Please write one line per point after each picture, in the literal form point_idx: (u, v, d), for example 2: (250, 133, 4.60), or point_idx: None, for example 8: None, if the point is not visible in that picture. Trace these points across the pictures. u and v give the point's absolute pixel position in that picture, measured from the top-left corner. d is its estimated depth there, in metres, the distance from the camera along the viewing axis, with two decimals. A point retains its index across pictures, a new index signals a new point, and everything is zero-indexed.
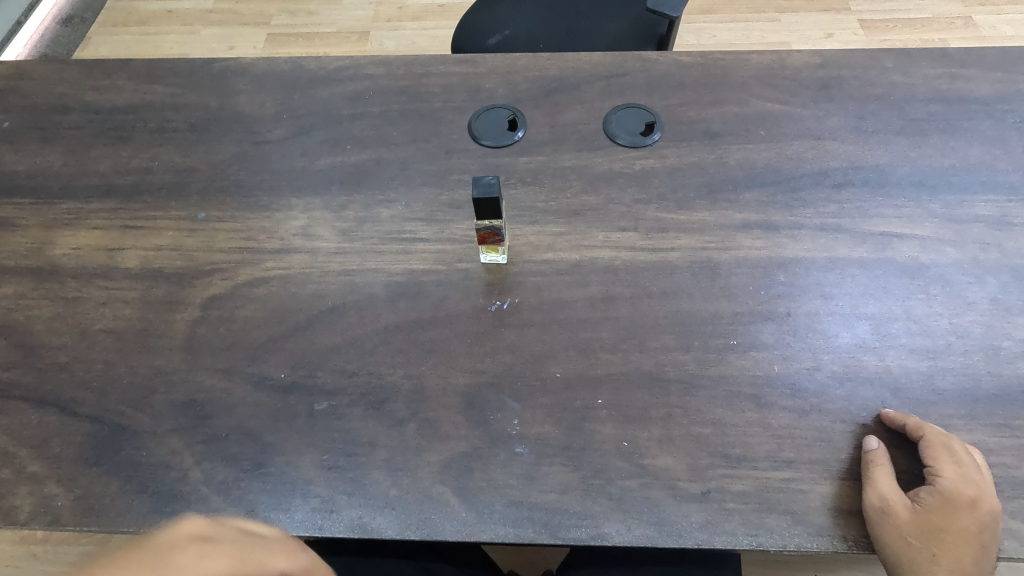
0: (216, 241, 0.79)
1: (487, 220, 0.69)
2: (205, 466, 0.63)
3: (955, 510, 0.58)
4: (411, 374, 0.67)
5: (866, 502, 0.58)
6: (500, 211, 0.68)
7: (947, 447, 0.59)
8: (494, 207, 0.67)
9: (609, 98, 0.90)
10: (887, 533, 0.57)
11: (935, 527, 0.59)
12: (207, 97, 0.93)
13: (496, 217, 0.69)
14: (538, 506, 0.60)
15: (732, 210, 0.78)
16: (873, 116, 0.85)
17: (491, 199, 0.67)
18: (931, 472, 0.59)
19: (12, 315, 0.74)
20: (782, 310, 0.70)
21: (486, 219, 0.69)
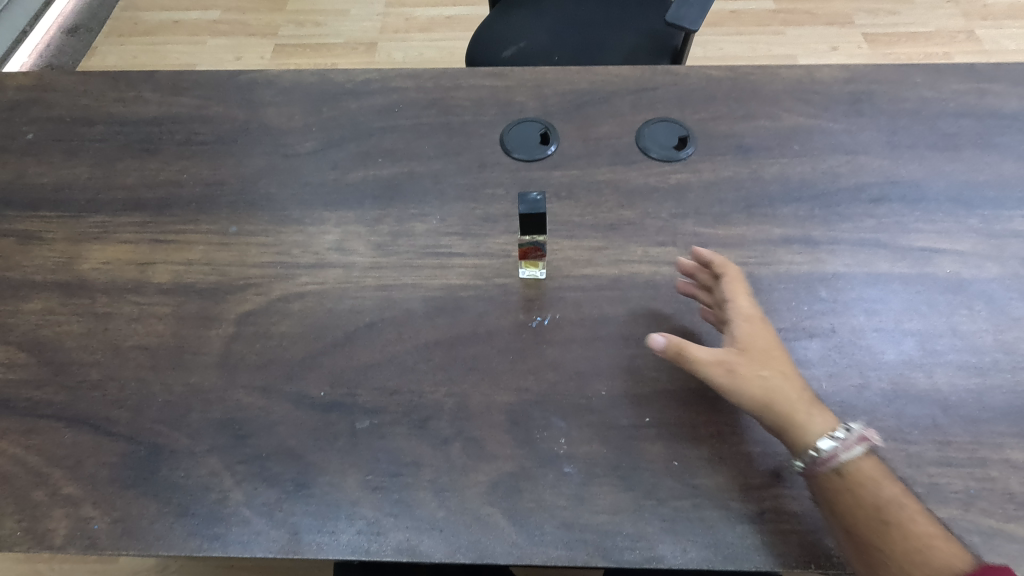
0: (249, 255, 0.78)
1: (530, 237, 0.69)
2: (246, 488, 0.61)
3: (760, 330, 0.64)
4: (454, 393, 0.66)
5: (702, 362, 0.62)
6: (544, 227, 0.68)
7: (741, 283, 0.68)
8: (539, 223, 0.67)
9: (641, 112, 0.90)
10: (732, 376, 0.61)
11: (759, 345, 0.63)
12: (234, 109, 0.92)
13: (539, 233, 0.68)
14: (590, 528, 0.58)
15: (771, 225, 0.78)
16: (905, 131, 0.86)
17: (536, 215, 0.67)
18: (729, 308, 0.66)
19: (41, 332, 0.72)
20: (826, 326, 0.69)
21: (529, 235, 0.69)
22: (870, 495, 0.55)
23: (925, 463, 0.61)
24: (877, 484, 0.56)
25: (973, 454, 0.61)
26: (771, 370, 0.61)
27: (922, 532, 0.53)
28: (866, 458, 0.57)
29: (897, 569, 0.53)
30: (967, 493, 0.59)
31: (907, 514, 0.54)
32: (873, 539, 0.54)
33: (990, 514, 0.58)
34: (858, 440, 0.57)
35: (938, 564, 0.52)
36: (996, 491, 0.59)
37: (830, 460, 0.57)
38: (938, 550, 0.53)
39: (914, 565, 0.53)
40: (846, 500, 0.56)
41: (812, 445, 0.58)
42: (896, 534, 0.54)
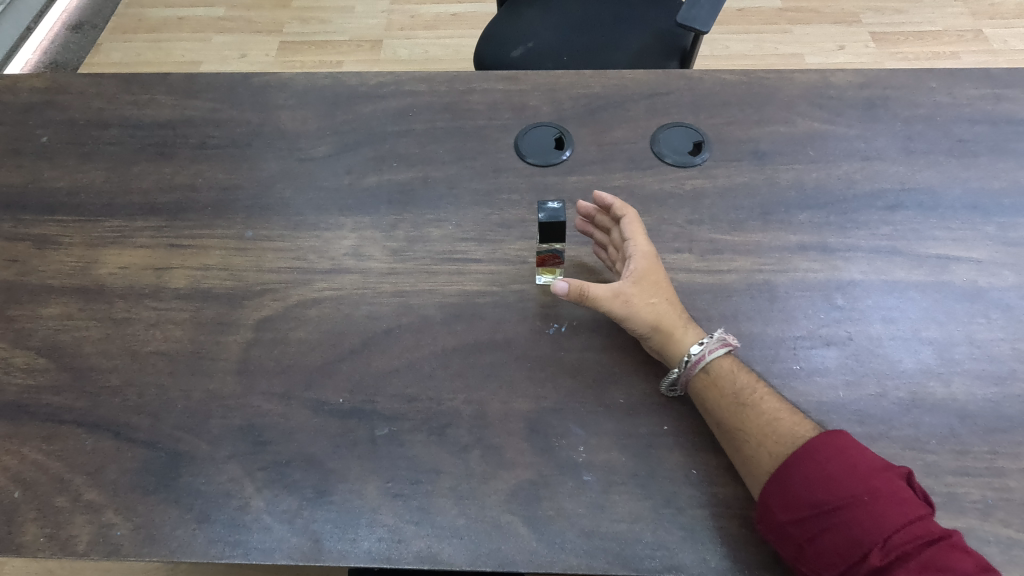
0: (265, 261, 0.78)
1: (547, 243, 0.69)
2: (267, 495, 0.62)
3: (650, 265, 0.70)
4: (472, 400, 0.67)
5: (604, 296, 0.67)
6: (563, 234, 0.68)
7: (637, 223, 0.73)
8: (558, 231, 0.67)
9: (655, 117, 0.89)
10: (629, 306, 0.67)
11: (650, 276, 0.69)
12: (247, 112, 0.92)
13: (557, 240, 0.68)
14: (610, 536, 0.59)
15: (787, 232, 0.78)
16: (920, 136, 0.85)
17: (555, 223, 0.67)
18: (628, 247, 0.71)
19: (60, 337, 0.72)
20: (843, 334, 0.69)
21: (546, 242, 0.69)
22: (730, 384, 0.64)
23: (943, 473, 0.61)
24: (735, 375, 0.64)
25: (991, 464, 0.61)
26: (659, 298, 0.68)
27: (771, 410, 0.62)
28: (726, 357, 0.66)
29: (755, 443, 0.61)
30: (985, 502, 0.59)
31: (758, 397, 0.63)
32: (731, 420, 0.62)
33: (1008, 524, 0.58)
34: (720, 343, 0.66)
35: (782, 434, 0.60)
36: (1014, 501, 0.59)
37: (699, 362, 0.64)
38: (782, 423, 0.61)
39: (766, 438, 0.60)
40: (713, 394, 0.64)
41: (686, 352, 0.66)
42: (750, 414, 0.62)
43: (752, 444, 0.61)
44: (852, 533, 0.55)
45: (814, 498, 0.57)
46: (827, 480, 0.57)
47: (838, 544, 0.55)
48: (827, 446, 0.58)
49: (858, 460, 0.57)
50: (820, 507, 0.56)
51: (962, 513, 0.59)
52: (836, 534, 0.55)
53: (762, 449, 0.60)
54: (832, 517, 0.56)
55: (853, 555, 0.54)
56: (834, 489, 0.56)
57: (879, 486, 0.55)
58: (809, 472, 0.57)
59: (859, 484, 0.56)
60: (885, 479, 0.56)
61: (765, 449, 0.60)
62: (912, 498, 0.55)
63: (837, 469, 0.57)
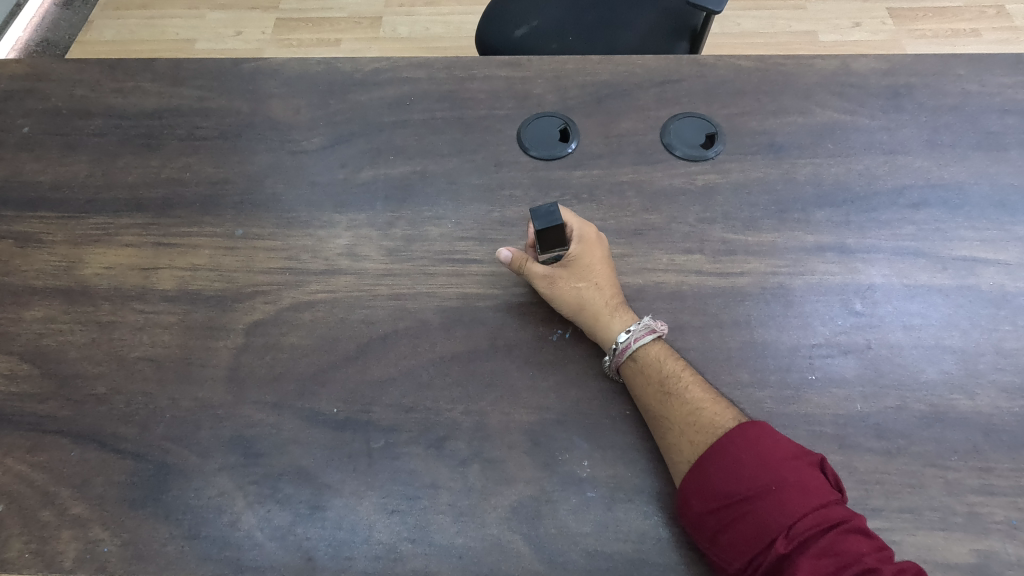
0: (256, 261, 0.74)
1: (551, 250, 0.68)
2: (258, 510, 0.59)
3: (587, 249, 0.68)
4: (471, 411, 0.64)
5: (532, 278, 0.68)
6: (561, 238, 0.66)
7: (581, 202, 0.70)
8: (556, 235, 0.65)
9: (666, 107, 0.85)
10: (555, 288, 0.68)
11: (585, 260, 0.68)
12: (237, 101, 0.88)
13: (558, 244, 0.67)
14: (615, 556, 0.56)
15: (804, 231, 0.74)
16: (947, 128, 0.81)
17: (554, 227, 0.64)
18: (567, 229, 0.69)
19: (43, 341, 0.69)
20: (861, 342, 0.66)
21: (549, 249, 0.68)
22: (656, 372, 0.63)
23: (965, 491, 0.58)
24: (663, 363, 0.64)
25: (1016, 483, 0.58)
26: (589, 283, 0.67)
27: (693, 398, 0.61)
28: (653, 344, 0.65)
29: (677, 431, 0.60)
30: (1008, 523, 0.57)
31: (681, 386, 0.62)
32: (656, 409, 0.61)
33: None
34: (648, 330, 0.65)
35: (705, 423, 0.60)
36: None
37: (626, 350, 0.63)
38: (705, 411, 0.60)
39: (689, 427, 0.60)
40: (639, 382, 0.63)
41: (613, 340, 0.65)
42: (675, 403, 0.61)
43: (674, 432, 0.60)
44: (760, 521, 0.55)
45: (727, 488, 0.57)
46: (739, 468, 0.57)
47: (747, 533, 0.55)
48: (741, 436, 0.58)
49: (769, 449, 0.57)
50: (732, 496, 0.56)
51: (984, 535, 0.56)
52: (746, 523, 0.55)
53: (684, 438, 0.59)
54: (742, 506, 0.56)
55: (760, 543, 0.54)
56: (745, 478, 0.56)
57: (787, 474, 0.55)
58: (723, 462, 0.57)
59: (768, 473, 0.56)
60: (794, 467, 0.56)
61: (688, 438, 0.59)
62: (818, 484, 0.55)
63: (749, 457, 0.57)
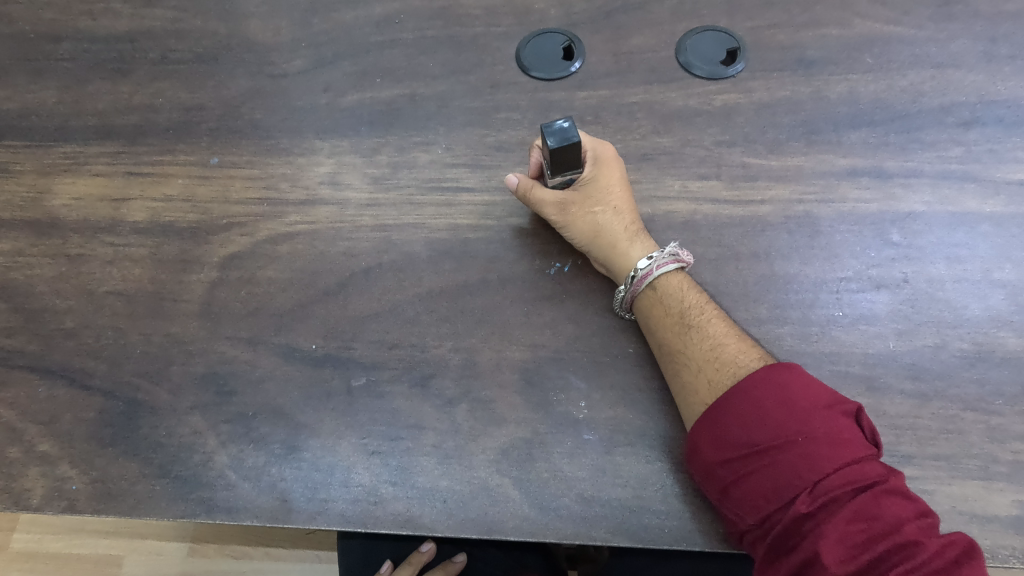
0: (232, 191, 0.69)
1: (562, 173, 0.61)
2: (231, 450, 0.56)
3: (604, 169, 0.62)
4: (460, 348, 0.59)
5: (542, 204, 0.61)
6: (575, 159, 0.59)
7: None
8: (570, 154, 0.58)
9: (682, 20, 0.76)
10: (568, 215, 0.61)
11: (602, 181, 0.62)
12: (213, 21, 0.81)
13: (570, 166, 0.60)
14: (612, 503, 0.52)
15: (835, 154, 0.66)
16: (1006, 38, 0.71)
17: (570, 145, 0.58)
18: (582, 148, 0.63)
19: (10, 275, 0.66)
20: (896, 276, 0.59)
21: (560, 172, 0.61)
22: (676, 304, 0.57)
23: (1010, 438, 0.52)
24: (683, 295, 0.57)
25: None
26: (605, 207, 0.61)
27: (716, 334, 0.55)
28: (675, 275, 0.58)
29: (694, 369, 0.54)
30: None
31: (705, 320, 0.56)
32: (672, 343, 0.55)
33: None
34: (670, 259, 0.58)
35: (726, 361, 0.53)
36: None
37: (644, 279, 0.57)
38: (728, 349, 0.54)
39: (707, 364, 0.53)
40: (656, 314, 0.57)
41: (631, 268, 0.59)
42: (694, 338, 0.55)
43: (691, 371, 0.54)
44: (780, 477, 0.48)
45: (744, 437, 0.50)
46: (759, 417, 0.50)
47: (763, 488, 0.48)
48: (765, 379, 0.51)
49: (798, 396, 0.50)
50: (749, 447, 0.49)
51: None
52: (763, 477, 0.48)
53: (700, 376, 0.53)
54: (761, 459, 0.49)
55: (777, 501, 0.47)
56: (767, 428, 0.49)
57: (818, 426, 0.48)
58: (742, 409, 0.50)
59: (794, 423, 0.49)
60: (825, 417, 0.49)
61: (705, 377, 0.53)
62: (853, 437, 0.48)
63: (773, 405, 0.50)
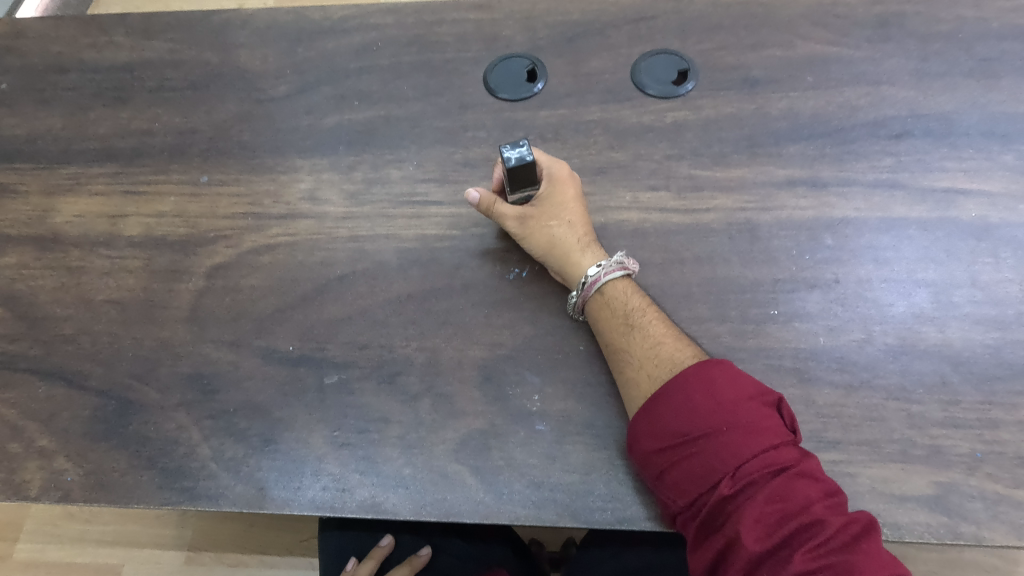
0: (219, 207, 0.75)
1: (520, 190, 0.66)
2: (213, 443, 0.61)
3: (559, 187, 0.67)
4: (424, 347, 0.64)
5: (504, 217, 0.66)
6: (531, 177, 0.64)
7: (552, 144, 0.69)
8: (526, 173, 0.64)
9: (638, 44, 0.82)
10: (527, 228, 0.66)
11: (557, 198, 0.67)
12: (206, 52, 0.88)
13: (527, 183, 0.65)
14: (560, 487, 0.56)
15: (775, 166, 0.71)
16: (937, 56, 0.76)
17: (525, 164, 0.63)
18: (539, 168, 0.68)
19: (16, 286, 0.71)
20: (828, 277, 0.63)
21: (518, 188, 0.67)
22: (621, 307, 0.62)
23: (929, 424, 0.56)
24: (629, 298, 0.62)
25: (984, 415, 0.56)
26: (561, 221, 0.66)
27: (656, 333, 0.59)
28: (622, 280, 0.63)
29: (635, 366, 0.58)
30: (972, 456, 0.54)
31: (647, 321, 0.60)
32: (617, 343, 0.60)
33: (997, 479, 0.53)
34: (618, 266, 0.63)
35: (664, 358, 0.58)
36: (1007, 455, 0.54)
37: (593, 284, 0.62)
38: (666, 347, 0.59)
39: (647, 361, 0.58)
40: (603, 316, 0.61)
41: (583, 275, 0.63)
42: (636, 337, 0.59)
43: (633, 367, 0.58)
44: (707, 463, 0.52)
45: (676, 427, 0.54)
46: (690, 409, 0.54)
47: (692, 474, 0.52)
48: (697, 374, 0.55)
49: (725, 389, 0.54)
50: (681, 437, 0.54)
51: (945, 467, 0.54)
52: (693, 464, 0.53)
53: (641, 371, 0.58)
54: (691, 447, 0.53)
55: (704, 485, 0.52)
56: (697, 419, 0.54)
57: (741, 416, 0.53)
58: (676, 401, 0.55)
59: (721, 414, 0.53)
60: (748, 408, 0.53)
61: (645, 372, 0.58)
62: (772, 426, 0.52)
63: (702, 398, 0.54)
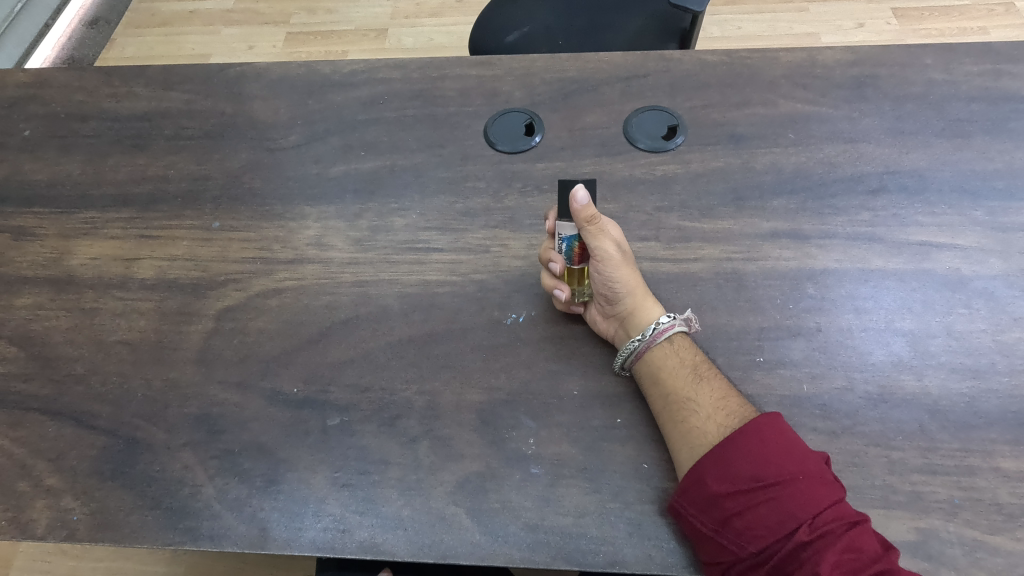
0: (230, 251, 0.78)
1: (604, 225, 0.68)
2: (217, 483, 0.62)
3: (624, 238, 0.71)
4: (425, 390, 0.66)
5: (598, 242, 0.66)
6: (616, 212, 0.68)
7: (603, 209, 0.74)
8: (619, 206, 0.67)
9: (630, 101, 0.86)
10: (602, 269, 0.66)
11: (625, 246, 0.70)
12: (221, 103, 0.92)
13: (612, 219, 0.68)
14: (554, 530, 0.58)
15: (760, 218, 0.75)
16: (910, 116, 0.81)
17: None
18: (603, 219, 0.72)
19: (31, 326, 0.74)
20: (811, 325, 0.66)
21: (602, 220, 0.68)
22: (689, 358, 0.64)
23: (909, 470, 0.58)
24: (695, 352, 0.65)
25: (961, 462, 0.58)
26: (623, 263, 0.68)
27: (724, 386, 0.62)
28: (685, 336, 0.66)
29: (705, 415, 0.60)
30: (951, 502, 0.56)
31: (714, 374, 0.63)
32: (686, 391, 0.62)
33: (974, 526, 0.55)
34: (684, 321, 0.66)
35: (733, 410, 0.60)
36: (984, 502, 0.56)
37: (666, 331, 0.65)
38: (734, 399, 0.61)
39: (717, 411, 0.60)
40: (670, 365, 0.64)
41: (651, 322, 0.65)
42: (705, 387, 0.62)
43: (699, 416, 0.60)
44: (782, 510, 0.54)
45: (746, 475, 0.56)
46: (764, 456, 0.56)
47: (760, 520, 0.54)
48: (770, 423, 0.58)
49: (792, 440, 0.57)
50: (755, 482, 0.56)
51: (925, 513, 0.56)
52: (767, 509, 0.54)
53: (710, 421, 0.60)
54: (765, 493, 0.55)
55: (778, 531, 0.53)
56: (771, 466, 0.56)
57: (811, 466, 0.55)
58: (745, 448, 0.57)
59: (795, 463, 0.55)
60: (815, 460, 0.56)
61: (713, 422, 0.60)
62: (836, 479, 0.55)
63: (776, 447, 0.56)
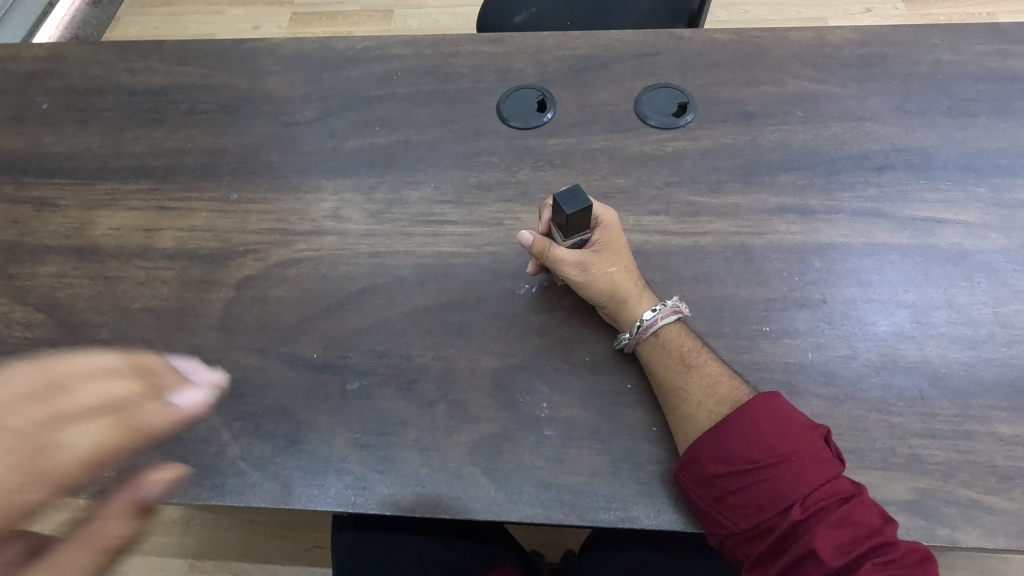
0: (248, 223, 0.80)
1: (573, 236, 0.66)
2: (242, 443, 0.65)
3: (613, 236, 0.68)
4: (440, 357, 0.68)
5: (562, 264, 0.66)
6: (585, 224, 0.64)
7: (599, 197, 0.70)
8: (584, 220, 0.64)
9: (641, 78, 0.88)
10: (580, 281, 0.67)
11: (611, 245, 0.68)
12: (236, 77, 0.94)
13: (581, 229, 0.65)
14: (567, 488, 0.60)
15: (768, 193, 0.76)
16: (917, 95, 0.82)
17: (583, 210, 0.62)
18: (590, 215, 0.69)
19: (56, 294, 0.76)
20: (816, 297, 0.68)
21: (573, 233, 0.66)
22: (677, 348, 0.65)
23: (908, 434, 0.60)
24: (683, 341, 0.65)
25: (959, 427, 0.60)
26: (619, 267, 0.68)
27: (712, 374, 0.63)
28: (675, 323, 0.66)
29: (695, 403, 0.62)
30: (948, 464, 0.59)
31: (702, 362, 0.64)
32: (675, 382, 0.63)
33: (970, 486, 0.58)
34: (671, 309, 0.66)
35: (723, 396, 0.62)
36: (980, 464, 0.59)
37: (649, 328, 0.65)
38: (723, 386, 0.62)
39: (707, 399, 0.62)
40: (659, 357, 0.64)
41: (636, 318, 0.66)
42: (694, 376, 0.63)
43: (691, 404, 0.62)
44: (775, 489, 0.57)
45: (741, 456, 0.58)
46: (759, 438, 0.58)
47: (755, 498, 0.57)
48: (764, 405, 0.59)
49: (788, 420, 0.58)
50: (750, 463, 0.58)
51: (924, 474, 0.58)
52: (761, 488, 0.57)
53: (700, 408, 0.61)
54: (759, 473, 0.58)
55: (772, 509, 0.56)
56: (765, 447, 0.58)
57: (804, 446, 0.57)
58: (740, 431, 0.59)
59: (789, 444, 0.57)
60: (810, 439, 0.57)
61: (704, 409, 0.61)
62: (832, 457, 0.57)
63: (771, 429, 0.58)
